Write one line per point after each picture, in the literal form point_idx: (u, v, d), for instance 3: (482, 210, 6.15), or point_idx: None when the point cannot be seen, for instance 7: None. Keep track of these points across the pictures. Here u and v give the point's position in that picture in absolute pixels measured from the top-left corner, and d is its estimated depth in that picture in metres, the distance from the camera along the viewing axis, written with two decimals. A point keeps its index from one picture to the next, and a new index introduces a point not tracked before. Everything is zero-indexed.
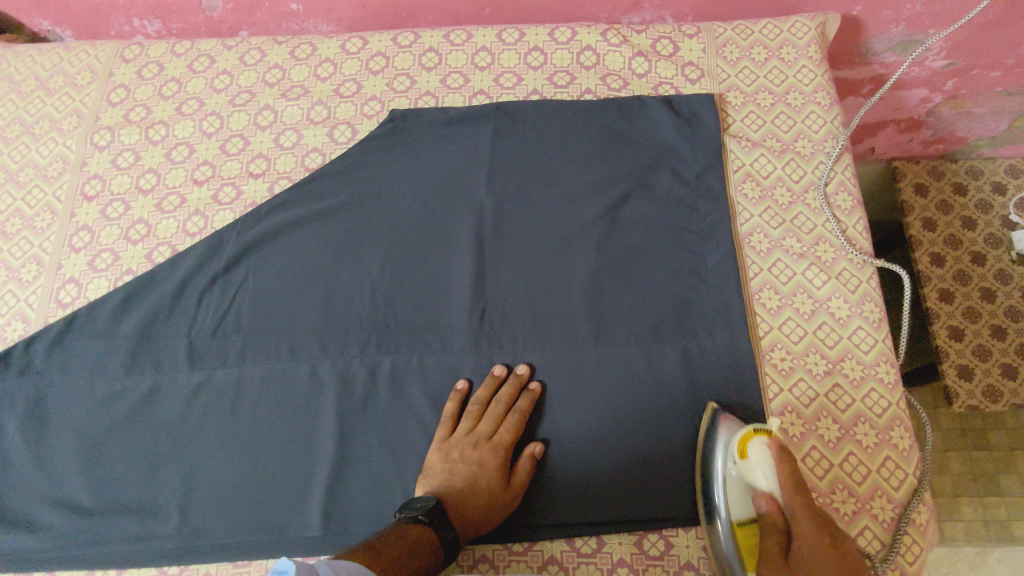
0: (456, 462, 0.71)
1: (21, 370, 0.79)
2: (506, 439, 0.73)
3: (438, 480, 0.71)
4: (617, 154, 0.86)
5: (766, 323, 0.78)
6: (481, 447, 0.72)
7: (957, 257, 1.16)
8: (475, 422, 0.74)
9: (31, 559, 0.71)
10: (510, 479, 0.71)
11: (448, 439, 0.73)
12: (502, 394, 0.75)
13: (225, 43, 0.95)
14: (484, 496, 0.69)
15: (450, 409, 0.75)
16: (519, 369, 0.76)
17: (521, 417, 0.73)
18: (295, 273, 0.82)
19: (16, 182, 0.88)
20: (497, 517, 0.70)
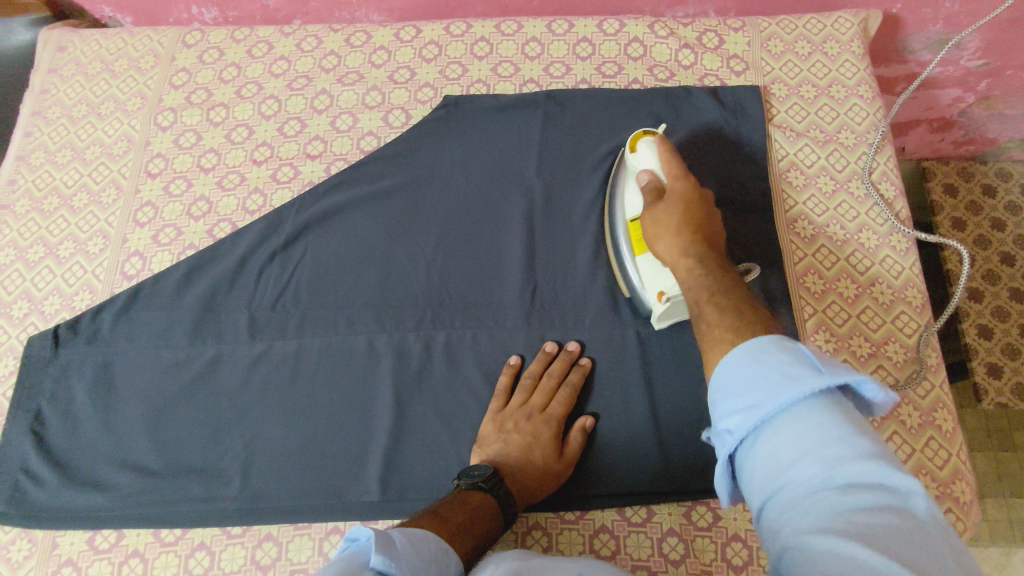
0: (511, 433, 0.73)
1: (90, 336, 0.82)
2: (558, 411, 0.75)
3: (494, 450, 0.72)
4: (663, 142, 0.89)
5: (811, 307, 0.80)
6: (535, 419, 0.74)
7: (986, 257, 1.18)
8: (528, 395, 0.76)
9: (98, 518, 0.73)
10: (563, 451, 0.73)
11: (502, 411, 0.75)
12: (554, 369, 0.77)
13: (283, 30, 0.98)
14: (538, 465, 0.71)
15: (504, 381, 0.77)
16: (569, 345, 0.79)
17: (572, 391, 0.76)
18: (352, 251, 0.85)
19: (84, 159, 0.92)
20: (551, 487, 0.71)
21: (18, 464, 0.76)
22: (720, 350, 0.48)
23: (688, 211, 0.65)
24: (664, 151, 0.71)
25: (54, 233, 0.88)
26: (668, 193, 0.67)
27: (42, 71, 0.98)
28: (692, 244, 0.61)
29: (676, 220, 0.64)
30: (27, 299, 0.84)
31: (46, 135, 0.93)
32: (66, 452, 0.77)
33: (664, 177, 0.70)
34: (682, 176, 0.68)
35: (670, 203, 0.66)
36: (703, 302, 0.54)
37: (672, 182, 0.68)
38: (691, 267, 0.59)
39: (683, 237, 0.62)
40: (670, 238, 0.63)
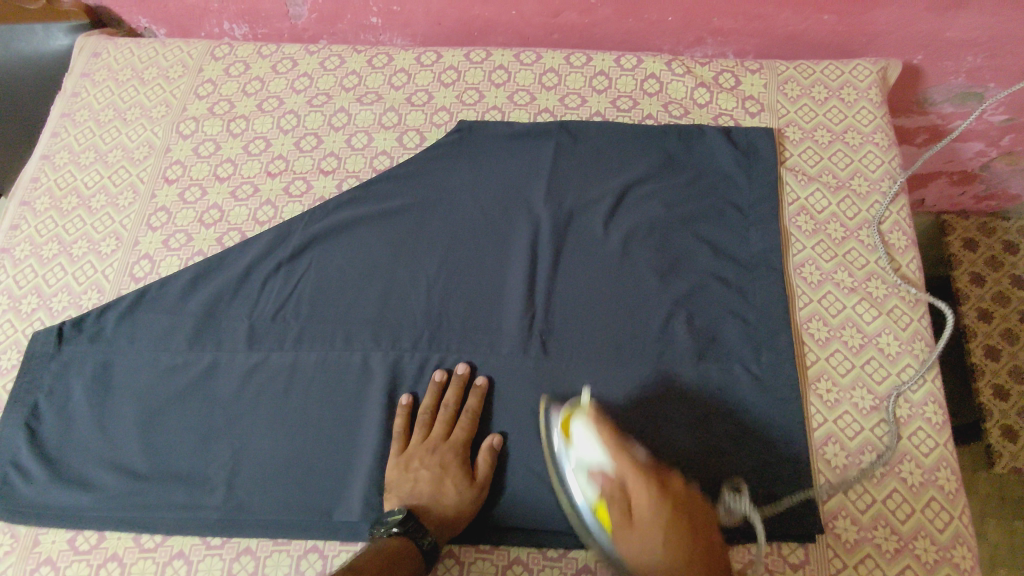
0: (418, 470, 0.74)
1: (93, 335, 0.83)
2: (461, 437, 0.75)
3: (406, 491, 0.72)
4: (673, 179, 0.89)
5: (813, 353, 0.78)
6: (439, 451, 0.75)
7: (1005, 314, 1.15)
8: (428, 428, 0.77)
9: (80, 518, 0.73)
10: (474, 475, 0.73)
11: (405, 450, 0.75)
12: (449, 397, 0.77)
13: (308, 49, 1.01)
14: (452, 496, 0.72)
15: (400, 422, 0.77)
16: (457, 371, 0.79)
17: (473, 415, 0.76)
18: (355, 269, 0.86)
19: (106, 162, 0.94)
20: (472, 513, 0.72)
21: (9, 458, 0.77)
22: (693, 565, 0.59)
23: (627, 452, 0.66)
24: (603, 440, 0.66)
25: (70, 232, 0.90)
26: (642, 467, 0.64)
27: (75, 75, 1.01)
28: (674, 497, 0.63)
29: (639, 474, 0.63)
30: (37, 295, 0.86)
31: (72, 137, 0.96)
32: (58, 449, 0.77)
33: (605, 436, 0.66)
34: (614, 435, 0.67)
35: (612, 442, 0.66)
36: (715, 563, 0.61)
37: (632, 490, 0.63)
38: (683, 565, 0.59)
39: (689, 520, 0.62)
40: (677, 500, 0.63)
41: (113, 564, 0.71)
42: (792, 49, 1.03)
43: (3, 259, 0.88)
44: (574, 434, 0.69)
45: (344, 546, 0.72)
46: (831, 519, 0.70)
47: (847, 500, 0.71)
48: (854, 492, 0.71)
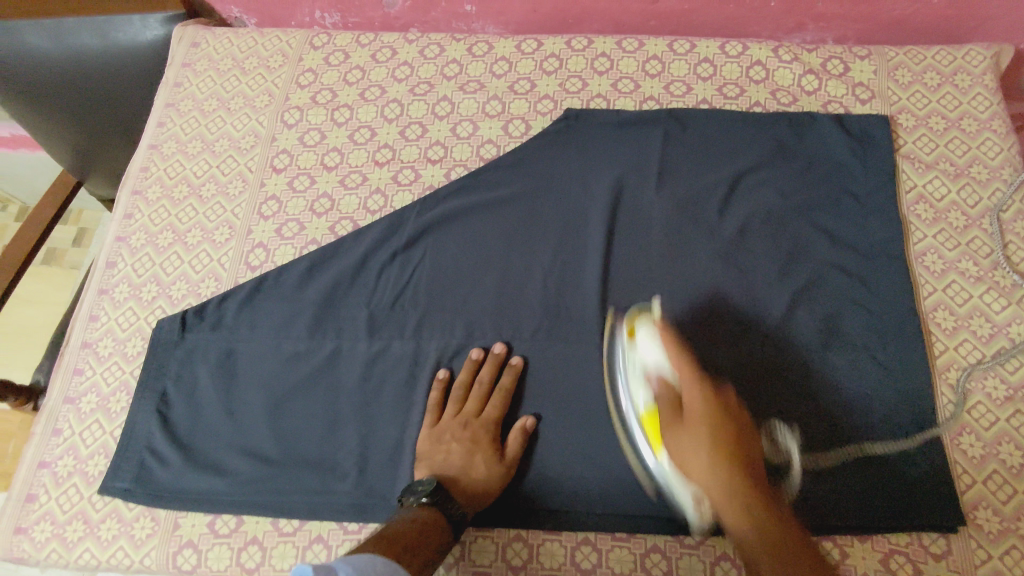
0: (450, 443, 0.75)
1: (214, 323, 0.84)
2: (493, 416, 0.77)
3: (437, 461, 0.74)
4: (787, 166, 0.88)
5: (941, 343, 0.78)
6: (471, 426, 0.76)
7: None
8: (462, 403, 0.78)
9: (217, 502, 0.74)
10: (503, 453, 0.75)
11: (437, 423, 0.77)
12: (484, 376, 0.79)
13: (407, 37, 1.01)
14: (481, 471, 0.73)
15: (435, 396, 0.78)
16: (494, 348, 0.80)
17: (506, 394, 0.77)
18: (470, 257, 0.86)
19: (213, 151, 0.95)
20: (499, 489, 0.73)
21: (142, 443, 0.78)
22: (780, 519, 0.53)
23: (680, 351, 0.71)
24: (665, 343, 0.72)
25: (183, 221, 0.91)
26: (690, 415, 0.67)
27: (176, 65, 1.02)
28: (723, 475, 0.62)
29: (688, 376, 0.69)
30: (155, 283, 0.87)
31: (178, 126, 0.97)
32: (190, 435, 0.78)
33: (667, 345, 0.71)
34: (684, 352, 0.71)
35: (677, 364, 0.70)
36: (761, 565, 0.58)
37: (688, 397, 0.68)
38: (722, 475, 0.63)
39: (726, 488, 0.62)
40: (703, 461, 0.64)
41: (254, 548, 0.73)
42: (896, 34, 1.01)
43: (120, 248, 0.90)
44: (637, 339, 0.75)
45: (480, 532, 0.74)
46: (971, 509, 0.70)
47: (985, 489, 0.71)
48: (993, 482, 0.71)
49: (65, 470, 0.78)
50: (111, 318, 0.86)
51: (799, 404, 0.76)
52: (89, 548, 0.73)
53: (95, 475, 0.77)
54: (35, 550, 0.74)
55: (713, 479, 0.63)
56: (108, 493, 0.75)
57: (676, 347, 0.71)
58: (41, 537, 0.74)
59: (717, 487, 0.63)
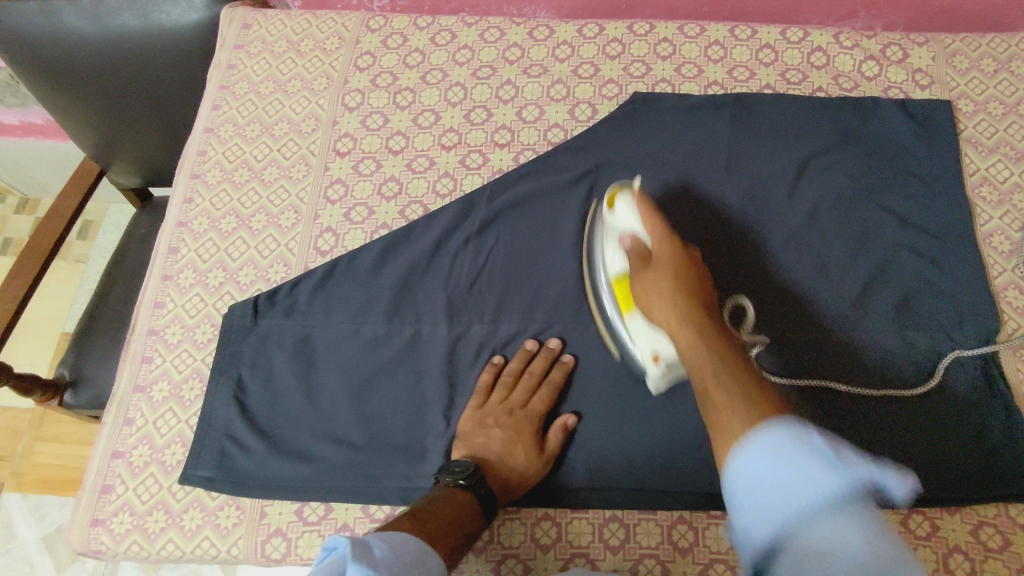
0: (490, 429, 0.74)
1: (287, 309, 0.82)
2: (540, 409, 0.76)
3: (474, 445, 0.73)
4: (854, 150, 0.89)
5: (1014, 321, 0.80)
6: (516, 416, 0.75)
7: None
8: (511, 391, 0.77)
9: (305, 489, 0.73)
10: (543, 448, 0.74)
11: (482, 406, 0.76)
12: (536, 367, 0.78)
13: (465, 20, 1.00)
14: (518, 462, 0.73)
15: (484, 380, 0.77)
16: (550, 343, 0.79)
17: (555, 388, 0.77)
18: (544, 240, 0.86)
19: (272, 134, 0.93)
20: (528, 482, 0.73)
21: (221, 431, 0.76)
22: (731, 427, 0.49)
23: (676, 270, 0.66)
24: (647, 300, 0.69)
25: (246, 206, 0.89)
26: (657, 260, 0.68)
27: (228, 47, 0.99)
28: (692, 314, 0.61)
29: (668, 283, 0.65)
30: (222, 269, 0.85)
31: (234, 109, 0.95)
32: (272, 424, 0.77)
33: (643, 209, 0.71)
34: (670, 236, 0.69)
35: (653, 234, 0.70)
36: (711, 387, 0.54)
37: (659, 248, 0.69)
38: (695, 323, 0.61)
39: (681, 314, 0.62)
40: (664, 302, 0.64)
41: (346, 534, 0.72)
42: (944, 22, 1.03)
43: (182, 233, 0.87)
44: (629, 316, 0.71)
45: (575, 513, 0.73)
46: None
47: None
48: None
49: (140, 461, 0.75)
50: (177, 305, 0.83)
51: (882, 380, 0.77)
52: (172, 539, 0.71)
53: (173, 465, 0.75)
54: (116, 543, 0.72)
55: (686, 333, 0.60)
56: (189, 482, 0.73)
57: (649, 211, 0.71)
58: (121, 529, 0.72)
59: (692, 332, 0.60)
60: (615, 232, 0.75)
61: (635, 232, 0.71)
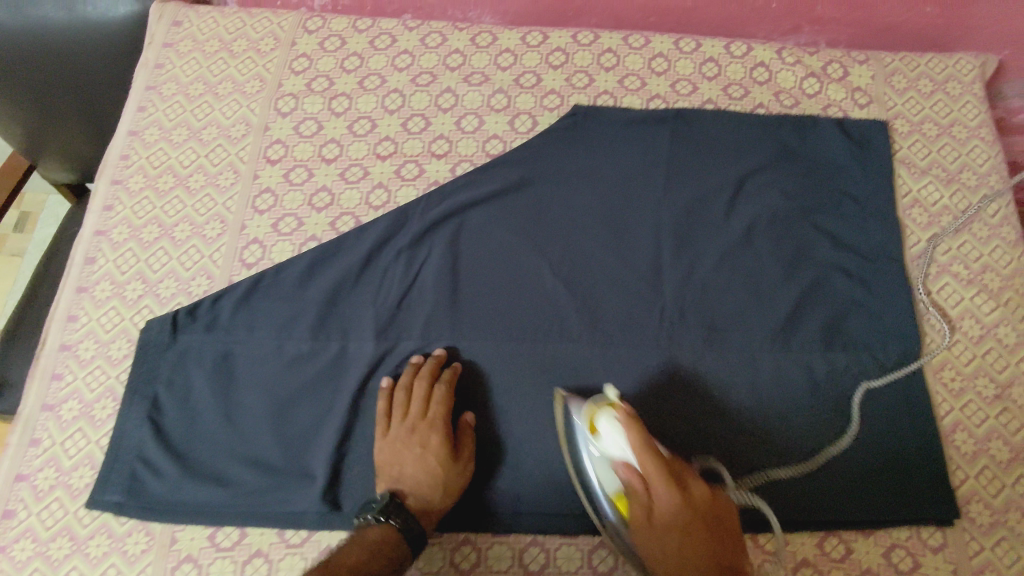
0: (399, 448, 0.73)
1: (208, 324, 0.79)
2: (438, 418, 0.74)
3: (392, 470, 0.72)
4: (790, 169, 0.89)
5: (935, 343, 0.81)
6: (418, 429, 0.74)
7: None
8: (408, 405, 0.75)
9: (220, 513, 0.71)
10: (456, 454, 0.73)
11: (386, 428, 0.74)
12: (424, 375, 0.76)
13: (406, 24, 0.96)
14: (434, 474, 0.71)
15: (379, 400, 0.76)
16: (437, 352, 0.78)
17: (447, 388, 0.75)
18: (479, 256, 0.84)
19: (200, 139, 0.88)
20: (461, 493, 0.72)
21: (134, 452, 0.73)
22: None
23: (681, 508, 0.62)
24: (630, 433, 0.64)
25: (169, 214, 0.84)
26: (623, 417, 0.66)
27: (155, 45, 0.93)
28: (658, 475, 0.63)
29: (638, 441, 0.63)
30: (142, 280, 0.81)
31: (161, 112, 0.89)
32: (188, 443, 0.74)
33: (625, 425, 0.65)
34: (650, 454, 0.63)
35: (643, 467, 0.63)
36: (671, 544, 0.62)
37: (654, 486, 0.63)
38: (677, 533, 0.62)
39: (676, 514, 0.62)
40: (664, 491, 0.62)
41: (261, 560, 0.70)
42: (886, 39, 1.04)
43: (99, 242, 0.83)
44: (601, 431, 0.67)
45: (496, 537, 0.73)
46: (965, 502, 0.74)
47: (978, 484, 0.75)
48: (985, 477, 0.75)
49: (45, 484, 0.72)
50: (91, 319, 0.79)
51: (810, 404, 0.78)
52: (76, 566, 0.69)
53: (80, 488, 0.72)
54: (16, 571, 0.68)
55: (658, 496, 0.63)
56: (96, 507, 0.71)
57: (636, 432, 0.64)
58: (22, 556, 0.69)
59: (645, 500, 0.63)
60: (608, 459, 0.67)
61: (626, 456, 0.65)
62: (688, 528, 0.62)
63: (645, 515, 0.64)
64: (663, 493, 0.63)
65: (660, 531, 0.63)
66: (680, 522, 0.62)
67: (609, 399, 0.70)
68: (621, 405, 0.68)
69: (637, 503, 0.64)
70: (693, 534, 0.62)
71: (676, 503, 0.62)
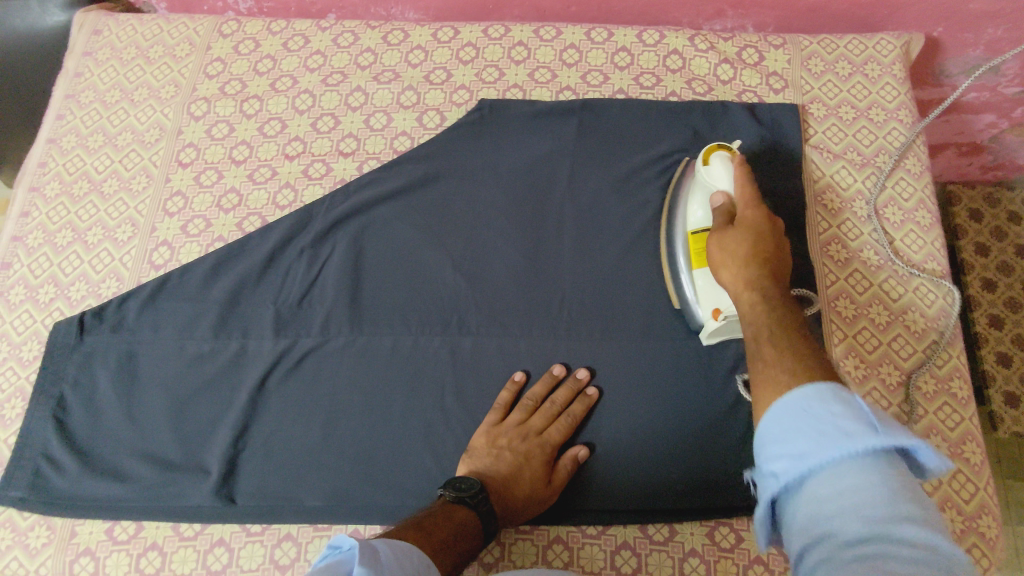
0: (503, 449, 0.72)
1: (116, 325, 0.81)
2: (554, 439, 0.73)
3: (483, 462, 0.71)
4: (699, 155, 0.87)
5: (841, 331, 0.80)
6: (530, 440, 0.72)
7: (993, 299, 1.19)
8: (527, 415, 0.75)
9: (116, 508, 0.73)
10: (550, 477, 0.71)
11: (498, 425, 0.74)
12: (558, 396, 0.75)
13: (319, 24, 0.98)
14: (526, 488, 0.70)
15: (504, 396, 0.76)
16: (579, 373, 0.76)
17: (574, 420, 0.74)
18: (385, 254, 0.84)
19: (115, 145, 0.92)
20: (534, 510, 0.70)
21: (39, 450, 0.76)
22: (772, 386, 0.45)
23: (761, 237, 0.63)
24: (738, 171, 0.70)
25: (83, 219, 0.88)
26: (741, 219, 0.66)
27: (75, 54, 0.98)
28: (762, 271, 0.60)
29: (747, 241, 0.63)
30: (54, 284, 0.84)
31: (78, 119, 0.93)
32: (91, 442, 0.77)
33: (737, 168, 0.70)
34: (757, 203, 0.67)
35: (740, 186, 0.69)
36: (753, 347, 0.52)
37: (744, 210, 0.67)
38: (754, 294, 0.58)
39: (750, 280, 0.59)
40: (731, 272, 0.62)
41: (154, 553, 0.72)
42: (813, 22, 1.02)
43: (16, 248, 0.87)
44: (711, 163, 0.73)
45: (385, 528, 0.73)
46: None
47: None
48: None
49: None
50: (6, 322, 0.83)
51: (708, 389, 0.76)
52: None
53: None
54: None
55: (749, 294, 0.58)
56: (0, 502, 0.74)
57: (744, 169, 0.70)
58: None
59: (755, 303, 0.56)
60: (705, 185, 0.74)
61: (724, 189, 0.71)
62: (773, 308, 0.55)
63: (725, 222, 0.67)
64: (753, 209, 0.66)
65: (744, 252, 0.62)
66: (752, 283, 0.59)
67: (731, 148, 0.76)
68: (739, 151, 0.73)
69: (719, 215, 0.68)
70: (777, 290, 0.58)
71: (762, 216, 0.65)
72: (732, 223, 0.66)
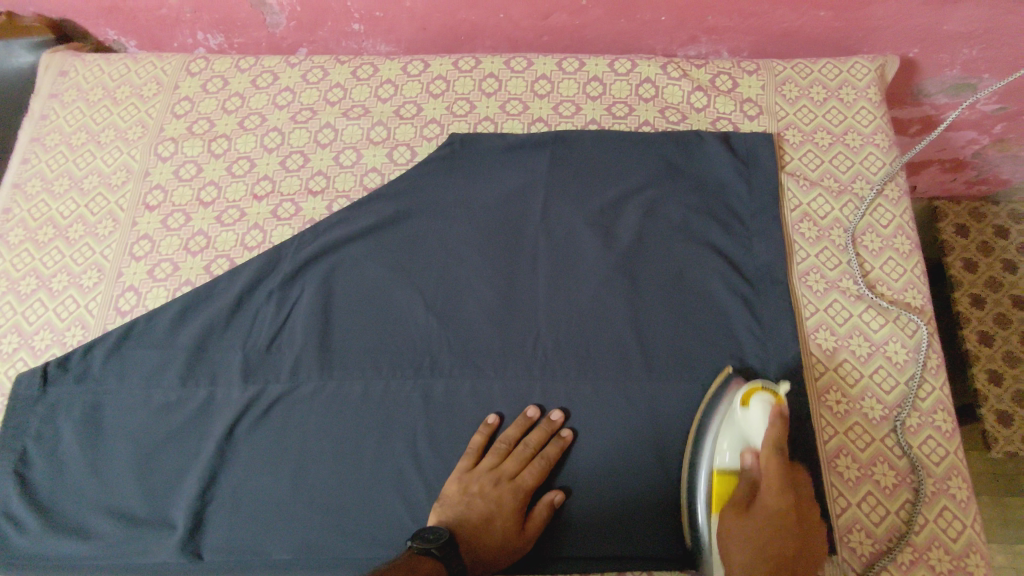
0: (474, 496, 0.70)
1: (80, 374, 0.80)
2: (528, 484, 0.71)
3: (454, 511, 0.69)
4: (673, 186, 0.86)
5: (821, 364, 0.78)
6: (501, 486, 0.71)
7: (982, 315, 1.16)
8: (500, 459, 0.73)
9: (79, 567, 0.71)
10: (524, 524, 0.70)
11: (470, 470, 0.72)
12: (531, 438, 0.73)
13: (289, 60, 0.97)
14: (498, 536, 0.68)
15: (477, 440, 0.74)
16: (553, 415, 0.74)
17: (548, 463, 0.72)
18: (355, 295, 0.83)
19: (81, 189, 0.90)
20: (507, 559, 0.68)
21: (0, 508, 0.74)
22: None
23: (775, 535, 0.60)
24: (776, 421, 0.64)
25: (48, 265, 0.86)
26: (759, 506, 0.62)
27: (42, 96, 0.97)
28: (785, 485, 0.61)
29: (771, 504, 0.61)
30: (17, 333, 0.83)
31: (44, 163, 0.92)
32: (54, 497, 0.74)
33: (774, 419, 0.64)
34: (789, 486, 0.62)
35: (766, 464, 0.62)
36: None
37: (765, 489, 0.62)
38: None
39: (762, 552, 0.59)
40: (744, 550, 0.60)
41: None
42: (788, 45, 1.01)
43: None
44: (750, 407, 0.66)
45: None
46: (845, 533, 0.70)
47: (861, 513, 0.71)
48: (868, 504, 0.71)
49: None
50: None
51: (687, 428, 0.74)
52: None
53: None
54: None
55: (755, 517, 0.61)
56: None
57: (781, 429, 0.63)
58: None
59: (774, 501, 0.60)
60: (737, 430, 0.67)
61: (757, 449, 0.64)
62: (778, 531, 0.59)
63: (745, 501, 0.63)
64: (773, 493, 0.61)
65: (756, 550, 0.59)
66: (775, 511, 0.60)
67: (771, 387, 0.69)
68: (781, 397, 0.67)
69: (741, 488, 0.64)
70: None
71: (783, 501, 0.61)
72: (751, 505, 0.62)
